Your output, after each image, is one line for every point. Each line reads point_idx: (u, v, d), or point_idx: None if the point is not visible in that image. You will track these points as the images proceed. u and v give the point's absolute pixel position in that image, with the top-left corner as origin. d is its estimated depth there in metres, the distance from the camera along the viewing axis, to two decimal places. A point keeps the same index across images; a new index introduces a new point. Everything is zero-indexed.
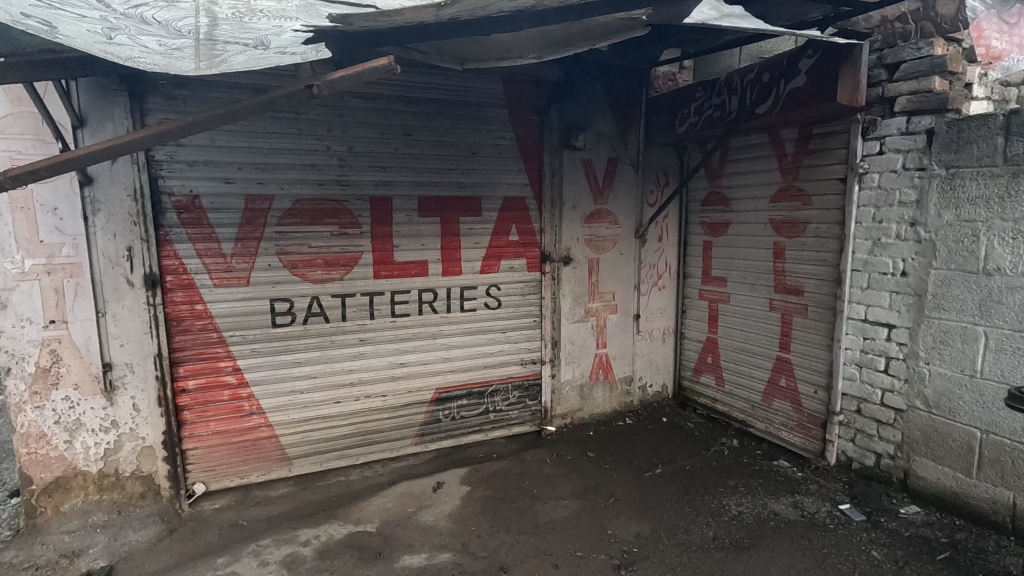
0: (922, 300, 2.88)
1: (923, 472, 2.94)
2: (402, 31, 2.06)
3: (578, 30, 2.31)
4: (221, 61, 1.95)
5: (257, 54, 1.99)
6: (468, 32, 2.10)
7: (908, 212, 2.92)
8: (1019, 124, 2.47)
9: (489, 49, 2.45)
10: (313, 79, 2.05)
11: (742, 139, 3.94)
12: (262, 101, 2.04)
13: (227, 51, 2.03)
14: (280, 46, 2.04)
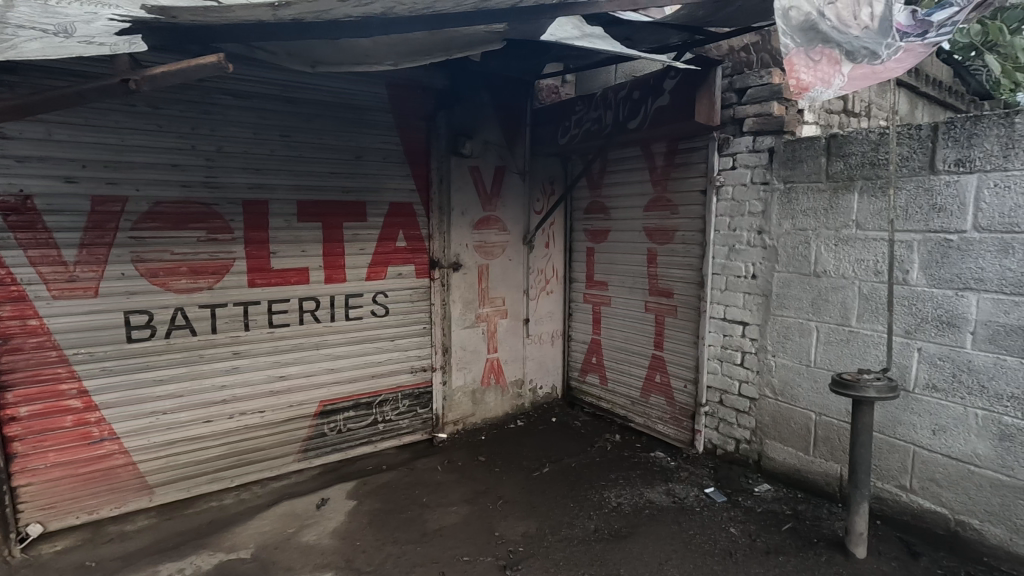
0: (768, 300, 3.24)
1: (773, 454, 3.29)
2: (241, 30, 2.00)
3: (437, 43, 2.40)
4: (9, 46, 1.79)
5: (56, 42, 1.82)
6: (316, 34, 2.06)
7: (756, 221, 3.27)
8: (836, 146, 2.86)
9: (344, 52, 2.38)
10: (130, 74, 1.88)
11: (619, 152, 4.19)
12: (68, 93, 1.84)
13: (19, 37, 1.85)
14: (87, 34, 1.88)
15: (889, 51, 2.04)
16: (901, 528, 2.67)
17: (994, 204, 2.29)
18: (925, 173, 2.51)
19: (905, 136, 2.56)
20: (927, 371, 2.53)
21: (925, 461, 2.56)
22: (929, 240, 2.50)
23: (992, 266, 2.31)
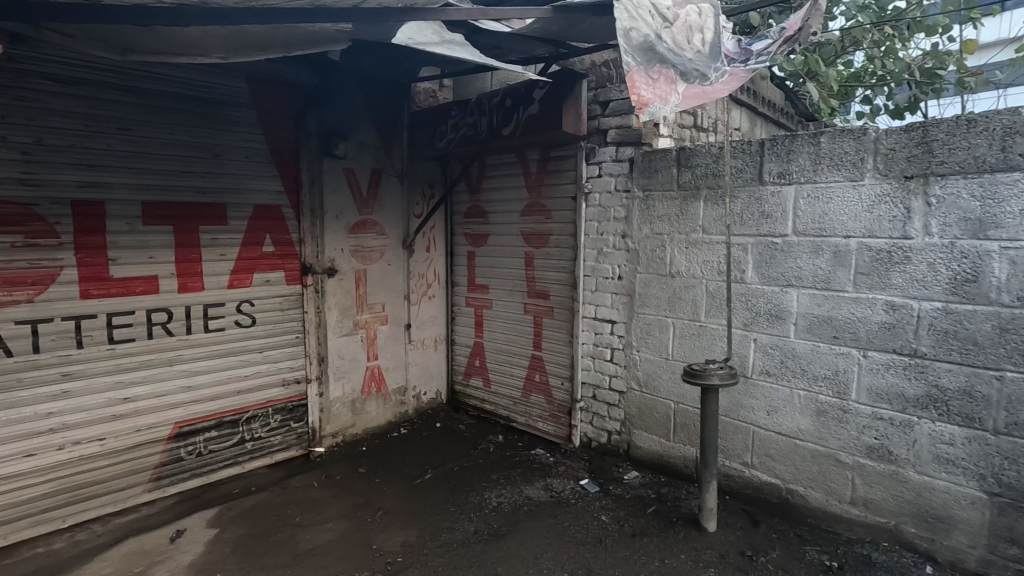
0: (632, 299, 3.48)
1: (640, 442, 3.53)
2: (36, 6, 1.78)
3: (276, 37, 2.31)
4: None
5: None
6: (134, 20, 1.88)
7: (620, 226, 3.50)
8: (685, 158, 3.14)
9: (169, 41, 2.21)
10: None
11: (496, 157, 4.28)
12: None
13: None
14: None
15: (717, 74, 2.18)
16: (745, 501, 2.98)
17: (807, 212, 2.64)
18: (755, 183, 2.83)
19: (739, 150, 2.88)
20: (761, 359, 2.86)
21: (762, 439, 2.89)
22: (760, 243, 2.82)
23: (807, 265, 2.66)
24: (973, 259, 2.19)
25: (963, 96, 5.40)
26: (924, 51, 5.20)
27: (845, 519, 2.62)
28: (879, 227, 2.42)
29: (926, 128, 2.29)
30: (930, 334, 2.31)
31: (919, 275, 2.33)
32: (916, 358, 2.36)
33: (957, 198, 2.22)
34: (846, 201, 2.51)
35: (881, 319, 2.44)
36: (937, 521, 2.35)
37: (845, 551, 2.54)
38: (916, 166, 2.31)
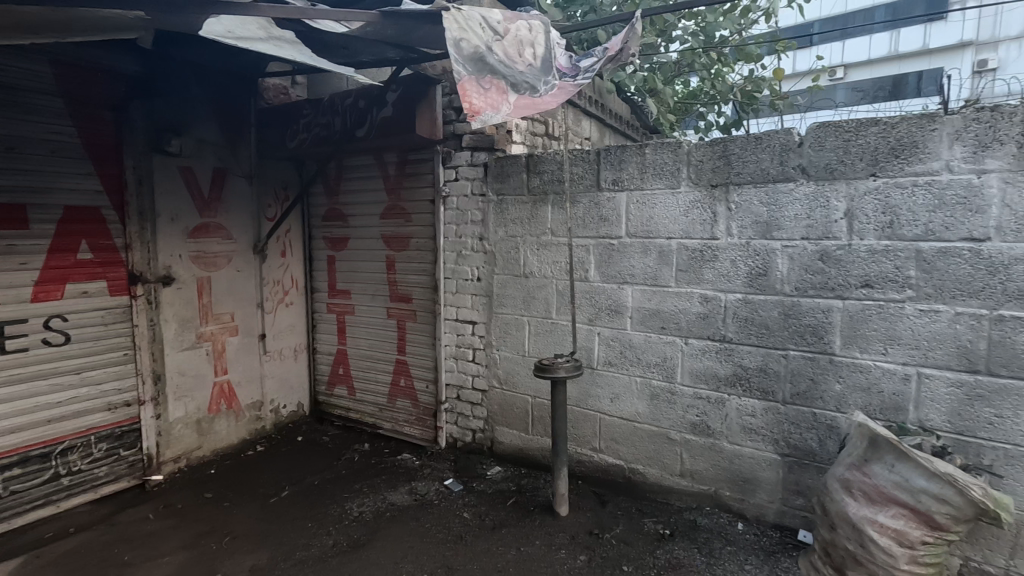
0: (490, 300, 3.59)
1: (502, 438, 3.65)
2: None
3: (59, 18, 2.02)
4: None
5: None
6: None
7: (477, 229, 3.60)
8: (533, 164, 3.31)
9: None
10: None
11: (353, 159, 4.18)
12: None
13: None
14: None
15: (547, 88, 2.35)
16: (595, 483, 3.22)
17: (637, 215, 2.92)
18: (594, 189, 3.06)
19: (579, 158, 3.10)
20: (605, 351, 3.11)
21: (608, 425, 3.14)
22: (600, 244, 3.06)
23: (639, 264, 2.94)
24: (763, 256, 2.55)
25: (776, 117, 6.29)
26: (744, 77, 5.97)
27: (677, 491, 2.93)
28: (694, 229, 2.74)
29: (726, 144, 2.62)
30: (735, 322, 2.66)
31: (724, 270, 2.67)
32: (725, 343, 2.70)
33: (750, 204, 2.56)
34: (667, 206, 2.82)
35: (698, 310, 2.76)
36: (746, 483, 2.71)
37: (676, 519, 2.84)
38: (719, 176, 2.64)
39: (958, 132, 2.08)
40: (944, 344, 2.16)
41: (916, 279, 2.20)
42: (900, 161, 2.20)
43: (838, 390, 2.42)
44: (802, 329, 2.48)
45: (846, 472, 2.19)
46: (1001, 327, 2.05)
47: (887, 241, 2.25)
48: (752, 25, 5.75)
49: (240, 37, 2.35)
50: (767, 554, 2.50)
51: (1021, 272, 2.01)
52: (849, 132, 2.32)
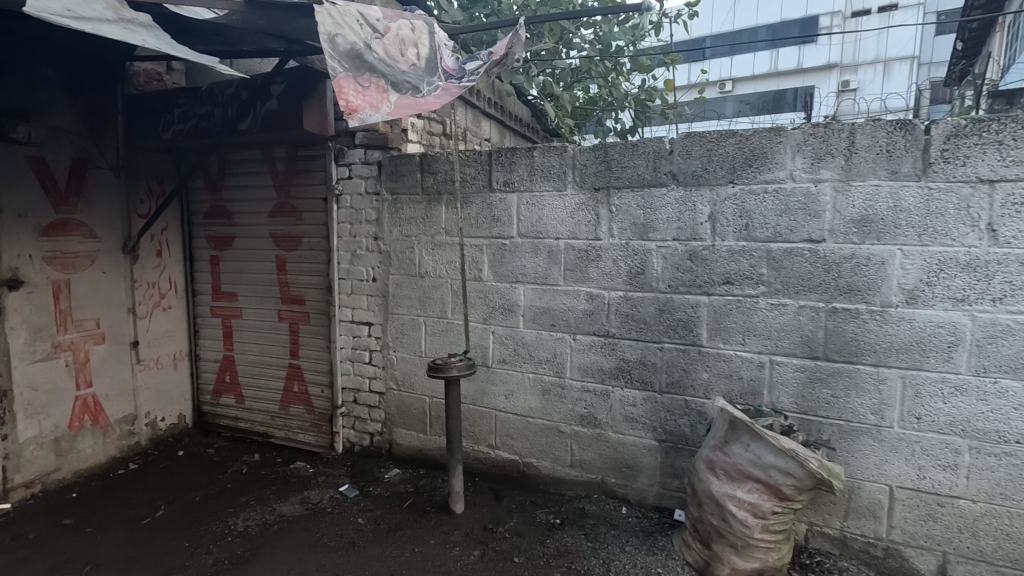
0: (386, 300, 3.54)
1: (400, 440, 3.61)
2: None
3: None
4: None
5: None
6: None
7: (371, 228, 3.53)
8: (427, 163, 3.30)
9: None
10: None
11: (238, 154, 3.94)
12: None
13: None
14: None
15: (431, 88, 2.35)
16: (492, 479, 3.28)
17: (527, 216, 3.00)
18: (486, 190, 3.11)
19: (471, 159, 3.14)
20: (499, 349, 3.17)
21: (503, 421, 3.21)
22: (493, 244, 3.12)
23: (530, 264, 3.03)
24: (640, 256, 2.72)
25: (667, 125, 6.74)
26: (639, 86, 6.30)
27: (567, 481, 3.06)
28: (579, 230, 2.87)
29: (607, 149, 2.76)
30: (617, 318, 2.81)
31: (607, 269, 2.82)
32: (609, 338, 2.85)
33: (629, 207, 2.73)
34: (555, 207, 2.92)
35: (584, 307, 2.89)
36: (629, 469, 2.88)
37: (567, 508, 2.96)
38: (601, 180, 2.78)
39: (799, 145, 2.34)
40: (791, 334, 2.42)
41: (768, 276, 2.44)
42: (753, 170, 2.44)
43: (706, 378, 2.63)
44: (675, 323, 2.67)
45: (711, 453, 2.39)
46: (835, 317, 2.33)
47: (744, 242, 2.48)
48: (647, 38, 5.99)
49: (82, 17, 2.13)
50: (646, 534, 2.67)
51: (848, 269, 2.29)
52: (711, 142, 2.53)
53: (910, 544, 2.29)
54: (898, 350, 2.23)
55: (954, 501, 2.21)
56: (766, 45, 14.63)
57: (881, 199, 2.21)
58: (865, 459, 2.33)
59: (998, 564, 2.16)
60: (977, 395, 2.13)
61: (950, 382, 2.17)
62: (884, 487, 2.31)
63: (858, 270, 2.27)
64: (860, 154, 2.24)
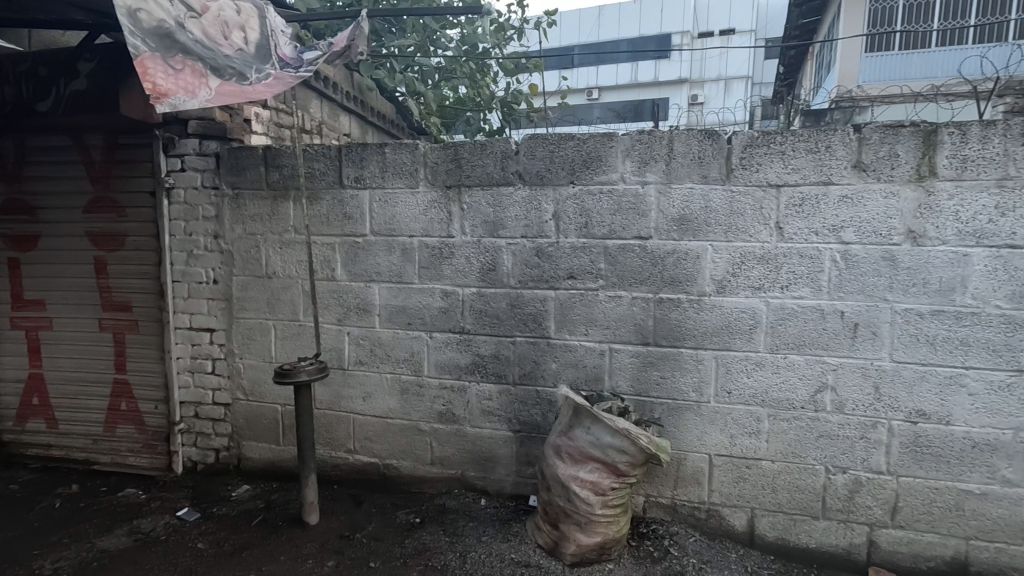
0: (230, 304, 3.27)
1: (250, 453, 3.36)
2: None
3: None
4: None
5: None
6: None
7: (210, 226, 3.24)
8: (271, 157, 3.10)
9: None
10: None
11: (40, 139, 3.39)
12: None
13: None
14: None
15: (257, 76, 2.29)
16: (351, 485, 3.18)
17: (380, 214, 2.94)
18: (336, 186, 3.00)
19: (320, 153, 3.00)
20: (355, 350, 3.08)
21: (361, 424, 3.12)
22: (345, 243, 3.01)
23: (384, 262, 2.97)
24: (491, 253, 2.79)
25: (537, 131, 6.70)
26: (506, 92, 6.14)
27: (428, 479, 3.05)
28: (432, 228, 2.87)
29: (456, 148, 2.79)
30: (471, 314, 2.86)
31: (461, 266, 2.85)
32: (464, 334, 2.89)
33: (479, 205, 2.78)
34: (407, 205, 2.90)
35: (440, 304, 2.90)
36: (487, 462, 2.95)
37: (427, 505, 2.96)
38: (452, 178, 2.81)
39: (627, 150, 2.55)
40: (626, 323, 2.63)
41: (605, 270, 2.63)
42: (590, 172, 2.61)
43: (554, 368, 2.77)
44: (525, 317, 2.78)
45: (557, 438, 2.53)
46: (662, 306, 2.57)
47: (584, 239, 2.65)
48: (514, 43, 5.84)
49: None
50: (503, 522, 2.76)
51: (671, 263, 2.54)
52: (553, 145, 2.66)
53: (726, 504, 2.61)
54: (712, 333, 2.52)
55: (758, 463, 2.54)
56: (627, 58, 15.78)
57: (695, 200, 2.48)
58: (689, 432, 2.61)
59: (792, 513, 2.53)
60: (772, 369, 2.47)
61: (752, 359, 2.49)
62: (704, 456, 2.60)
63: (678, 264, 2.53)
64: (677, 159, 2.49)
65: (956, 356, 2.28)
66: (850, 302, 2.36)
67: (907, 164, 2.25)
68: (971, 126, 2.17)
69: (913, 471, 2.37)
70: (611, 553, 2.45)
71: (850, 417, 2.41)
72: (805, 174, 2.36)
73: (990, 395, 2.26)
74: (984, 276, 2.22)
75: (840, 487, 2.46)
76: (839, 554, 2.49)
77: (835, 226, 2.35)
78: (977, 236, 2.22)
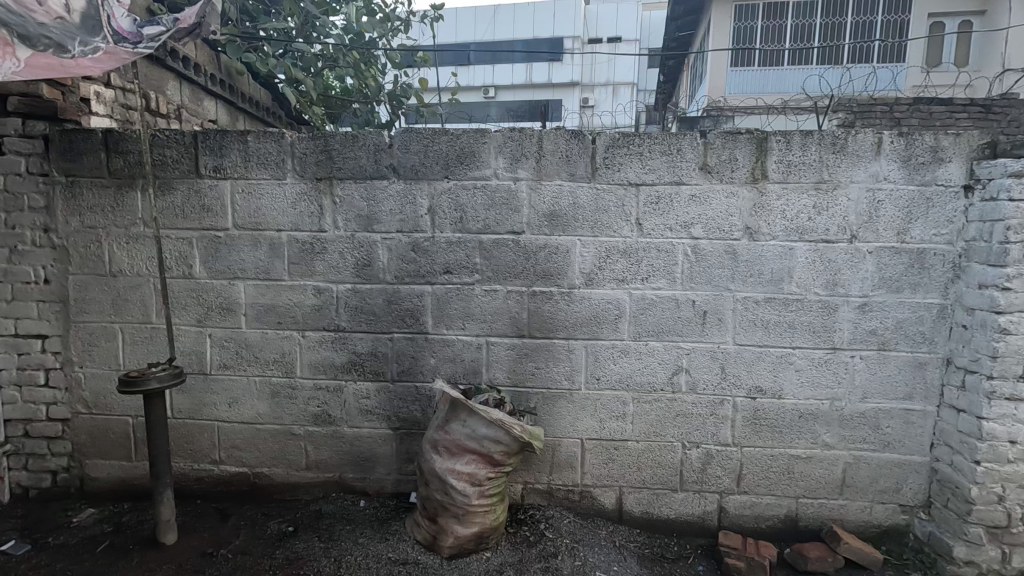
0: (66, 306, 2.89)
1: (95, 473, 3.01)
2: None
3: None
4: None
5: None
6: None
7: (38, 218, 2.82)
8: (114, 141, 2.77)
9: None
10: None
11: None
12: None
13: None
14: None
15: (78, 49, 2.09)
16: (217, 498, 2.96)
17: (244, 206, 2.75)
18: (193, 176, 2.76)
19: (172, 139, 2.74)
20: (218, 353, 2.86)
21: (227, 432, 2.91)
22: (204, 237, 2.78)
23: (249, 258, 2.78)
24: (366, 248, 2.72)
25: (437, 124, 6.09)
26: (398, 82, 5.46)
27: (304, 484, 2.92)
28: (303, 222, 2.74)
29: (326, 139, 2.68)
30: (346, 311, 2.77)
31: (334, 262, 2.75)
32: (339, 332, 2.79)
33: (352, 199, 2.70)
34: (274, 197, 2.74)
35: (312, 302, 2.78)
36: (366, 462, 2.88)
37: (301, 512, 2.83)
38: (323, 169, 2.70)
39: (500, 147, 2.60)
40: (502, 317, 2.69)
41: (480, 264, 2.67)
42: (464, 167, 2.63)
43: (433, 363, 2.77)
44: (402, 313, 2.75)
45: (434, 433, 2.52)
46: (535, 299, 2.66)
47: (460, 233, 2.66)
48: (404, 34, 5.29)
49: None
50: (381, 522, 2.71)
51: (543, 257, 2.63)
52: (427, 139, 2.65)
53: (597, 485, 2.76)
54: (582, 324, 2.65)
55: (625, 443, 2.72)
56: (522, 58, 16.09)
57: (564, 196, 2.59)
58: (562, 419, 2.73)
59: (655, 488, 2.74)
60: (635, 355, 2.65)
61: (617, 347, 2.65)
62: (577, 441, 2.74)
63: (549, 258, 2.63)
64: (547, 157, 2.59)
65: (786, 337, 2.58)
66: (700, 292, 2.59)
67: (744, 166, 2.51)
68: (795, 135, 2.46)
69: (753, 441, 2.66)
70: (488, 543, 2.50)
71: (702, 396, 2.65)
72: (660, 174, 2.55)
73: (812, 370, 2.59)
74: (806, 267, 2.54)
75: (694, 460, 2.70)
76: (695, 521, 2.74)
77: (687, 222, 2.57)
78: (800, 232, 2.53)
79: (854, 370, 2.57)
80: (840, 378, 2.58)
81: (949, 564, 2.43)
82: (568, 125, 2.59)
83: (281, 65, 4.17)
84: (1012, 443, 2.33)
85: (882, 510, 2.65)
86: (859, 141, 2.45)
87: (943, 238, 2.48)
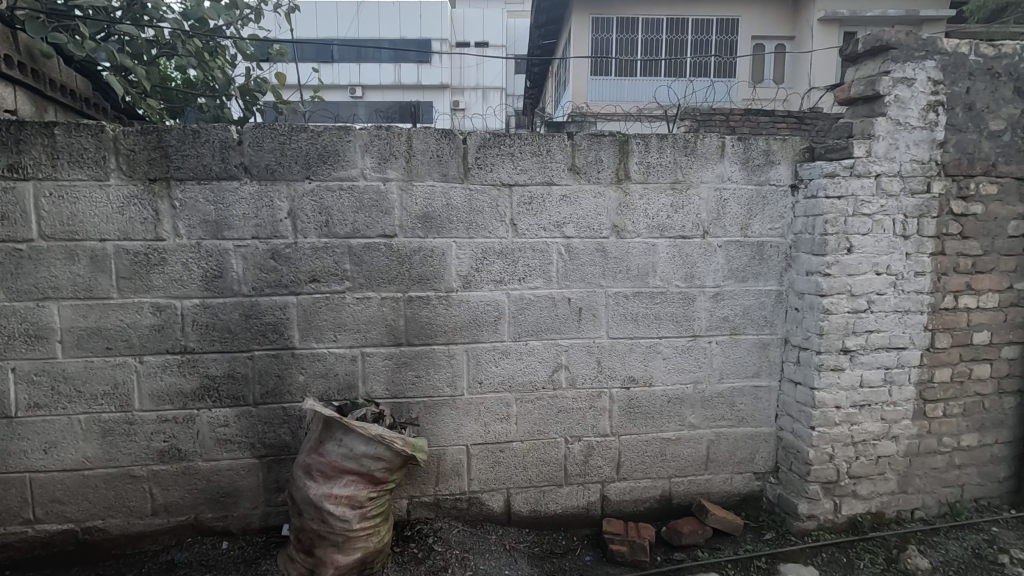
0: None
1: None
2: None
3: None
4: None
5: None
6: None
7: None
8: None
9: None
10: None
11: None
12: None
13: None
14: None
15: None
16: (32, 565, 2.45)
17: (54, 212, 2.30)
18: None
19: None
20: (26, 391, 2.36)
21: (43, 484, 2.42)
22: None
23: (64, 274, 2.34)
24: (216, 257, 2.42)
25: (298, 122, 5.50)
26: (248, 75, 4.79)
27: (149, 533, 2.53)
28: (133, 230, 2.36)
29: (159, 134, 2.34)
30: (194, 330, 2.44)
31: (175, 275, 2.40)
32: (186, 354, 2.45)
33: (195, 202, 2.38)
34: (94, 202, 2.33)
35: (151, 321, 2.41)
36: (226, 498, 2.56)
37: (148, 566, 2.43)
38: (157, 169, 2.35)
39: (366, 145, 2.45)
40: (377, 325, 2.54)
41: (351, 270, 2.49)
42: (328, 166, 2.44)
43: (301, 381, 2.53)
44: (263, 328, 2.48)
45: (307, 456, 2.31)
46: (412, 305, 2.55)
47: (326, 239, 2.47)
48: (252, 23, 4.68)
49: None
50: (248, 563, 2.42)
51: (418, 260, 2.53)
52: (283, 136, 2.42)
53: (484, 490, 2.72)
54: (461, 328, 2.59)
55: (510, 445, 2.71)
56: (388, 56, 15.68)
57: (436, 197, 2.52)
58: (445, 427, 2.65)
59: (542, 485, 2.76)
60: (516, 355, 2.65)
61: (498, 349, 2.63)
62: (461, 447, 2.67)
63: (424, 261, 2.53)
64: (417, 157, 2.49)
65: (653, 328, 2.74)
66: (574, 289, 2.66)
67: (609, 167, 2.62)
68: (652, 138, 2.62)
69: (629, 429, 2.79)
70: (373, 567, 2.34)
71: (581, 390, 2.72)
72: (532, 174, 2.57)
73: (677, 358, 2.78)
74: (667, 262, 2.72)
75: (577, 453, 2.76)
76: (580, 513, 2.81)
77: (559, 222, 2.62)
78: (662, 229, 2.70)
79: (712, 354, 2.81)
80: (700, 362, 2.80)
81: (796, 520, 2.74)
82: (440, 125, 2.49)
83: (104, 49, 3.39)
84: (837, 408, 2.69)
85: (740, 480, 2.92)
86: (706, 145, 2.68)
87: (777, 232, 2.79)
